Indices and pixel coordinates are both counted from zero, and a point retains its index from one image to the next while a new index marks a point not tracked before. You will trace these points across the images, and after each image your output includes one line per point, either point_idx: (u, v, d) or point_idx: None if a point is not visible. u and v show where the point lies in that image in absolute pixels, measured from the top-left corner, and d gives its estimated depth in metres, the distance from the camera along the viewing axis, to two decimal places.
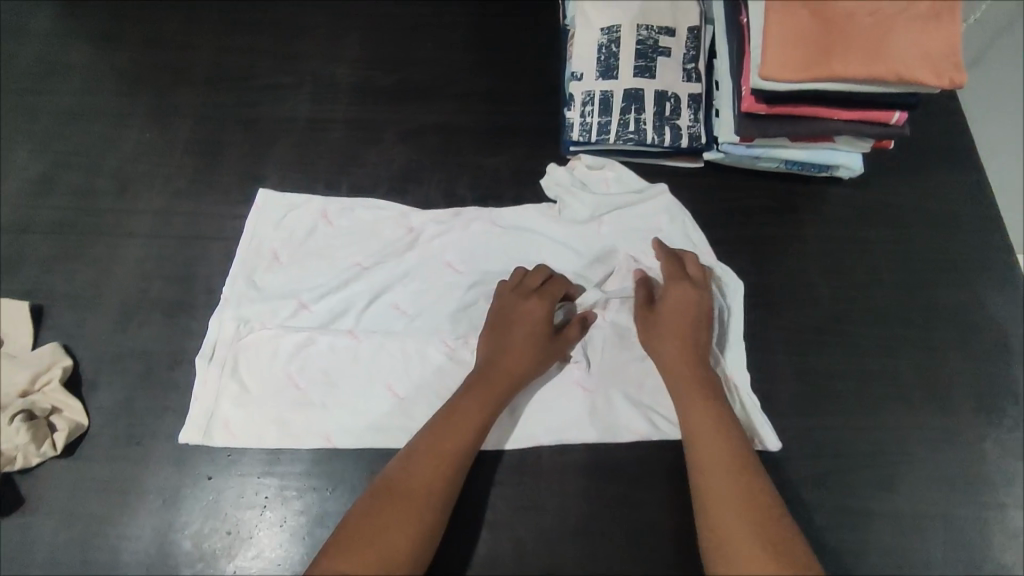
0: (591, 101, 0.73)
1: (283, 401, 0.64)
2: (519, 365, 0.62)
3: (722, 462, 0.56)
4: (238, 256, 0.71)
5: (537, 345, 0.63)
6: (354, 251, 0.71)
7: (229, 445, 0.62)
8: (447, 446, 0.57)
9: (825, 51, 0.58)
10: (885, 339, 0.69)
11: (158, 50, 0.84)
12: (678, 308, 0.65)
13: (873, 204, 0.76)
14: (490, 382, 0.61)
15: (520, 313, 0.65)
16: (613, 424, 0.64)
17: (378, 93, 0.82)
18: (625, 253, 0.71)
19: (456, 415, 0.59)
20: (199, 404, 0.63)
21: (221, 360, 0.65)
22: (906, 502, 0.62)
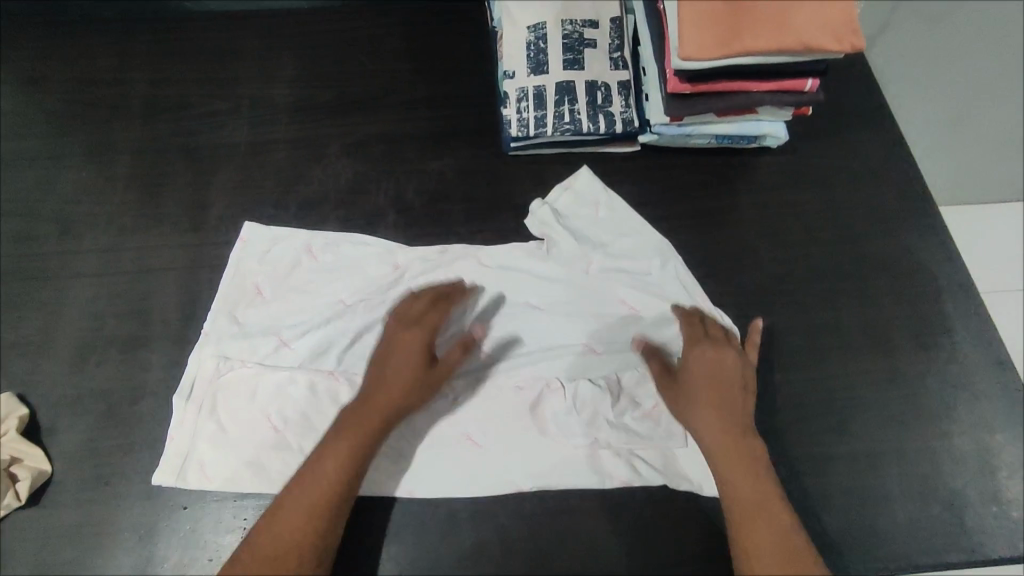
0: (526, 96, 0.75)
1: (261, 444, 0.63)
2: (393, 405, 0.59)
3: (751, 530, 0.55)
4: (220, 290, 0.70)
5: (404, 383, 0.60)
6: (338, 288, 0.71)
7: (205, 487, 0.61)
8: (316, 499, 0.56)
9: (735, 30, 0.62)
10: (827, 294, 0.73)
11: (89, 89, 0.83)
12: (711, 371, 0.62)
13: (802, 169, 0.80)
14: (358, 424, 0.59)
15: (400, 344, 0.61)
16: (599, 466, 0.65)
17: (318, 110, 0.83)
18: (613, 294, 0.72)
19: (321, 467, 0.57)
20: (175, 445, 0.62)
21: (200, 400, 0.64)
22: (863, 444, 0.66)
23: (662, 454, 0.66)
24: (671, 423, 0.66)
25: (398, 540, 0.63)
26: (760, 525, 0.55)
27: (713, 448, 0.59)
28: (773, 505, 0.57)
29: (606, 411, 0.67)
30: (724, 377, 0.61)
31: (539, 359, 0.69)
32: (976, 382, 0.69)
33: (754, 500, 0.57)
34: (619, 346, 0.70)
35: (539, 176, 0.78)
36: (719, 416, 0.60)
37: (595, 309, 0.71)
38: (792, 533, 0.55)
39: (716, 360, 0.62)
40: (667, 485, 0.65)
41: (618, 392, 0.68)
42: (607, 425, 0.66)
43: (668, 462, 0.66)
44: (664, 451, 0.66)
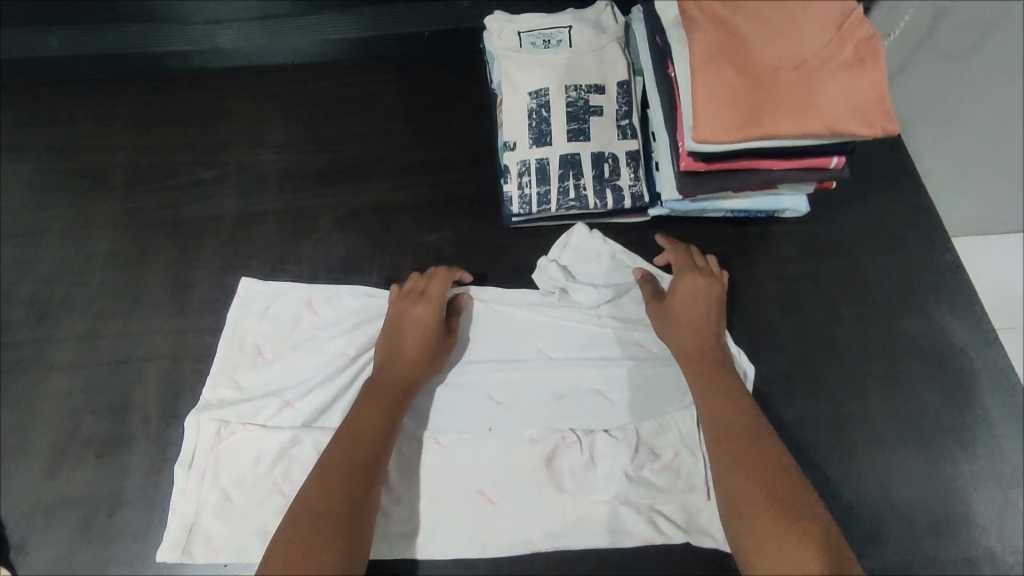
0: (528, 170, 0.70)
1: (266, 513, 0.59)
2: (415, 365, 0.61)
3: (735, 428, 0.55)
4: (219, 352, 0.66)
5: (426, 347, 0.62)
6: (342, 340, 0.66)
7: (210, 560, 0.58)
8: (356, 453, 0.54)
9: (755, 112, 0.57)
10: (855, 380, 0.68)
11: (69, 158, 0.79)
12: (692, 295, 0.64)
13: (824, 239, 0.75)
14: (384, 388, 0.59)
15: (414, 315, 0.63)
16: (617, 526, 0.60)
17: (310, 177, 0.78)
18: (628, 336, 0.67)
19: (353, 426, 0.56)
20: (178, 516, 0.59)
21: (201, 467, 0.60)
22: (895, 554, 0.61)
23: (684, 510, 0.61)
24: (692, 475, 0.61)
25: None
26: (742, 425, 0.55)
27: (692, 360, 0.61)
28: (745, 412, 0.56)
29: (624, 462, 0.61)
30: (703, 294, 0.64)
31: (551, 407, 0.64)
32: (1016, 477, 0.64)
33: (736, 408, 0.57)
34: (636, 391, 0.65)
35: (543, 251, 0.74)
36: (696, 328, 0.63)
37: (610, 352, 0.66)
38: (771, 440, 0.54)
39: (694, 277, 0.65)
40: (690, 543, 0.60)
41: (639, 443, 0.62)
42: (625, 479, 0.61)
43: (690, 518, 0.61)
44: (685, 505, 0.61)
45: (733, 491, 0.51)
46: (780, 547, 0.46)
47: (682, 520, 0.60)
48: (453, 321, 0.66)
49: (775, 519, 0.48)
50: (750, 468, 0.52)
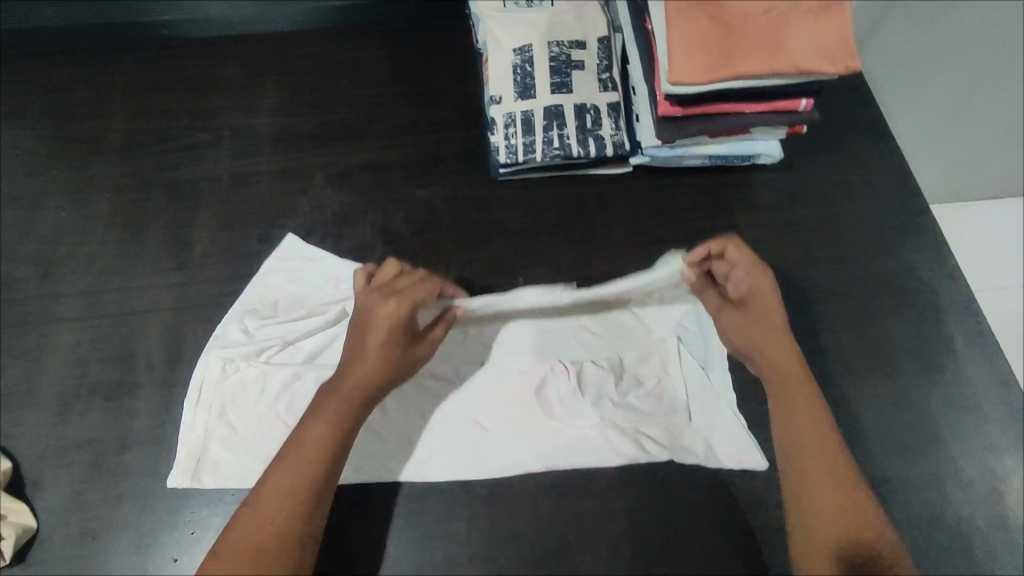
0: (513, 122, 0.73)
1: (272, 441, 0.63)
2: (377, 381, 0.55)
3: (821, 461, 0.54)
4: (240, 301, 0.70)
5: (388, 359, 0.56)
6: (346, 299, 0.69)
7: (220, 486, 0.61)
8: (301, 477, 0.52)
9: (726, 55, 0.60)
10: (827, 315, 0.72)
11: (66, 125, 0.81)
12: (763, 300, 0.60)
13: (797, 186, 0.78)
14: (339, 403, 0.54)
15: (377, 316, 0.56)
16: (603, 447, 0.64)
17: (301, 139, 0.80)
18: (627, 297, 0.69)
19: (297, 451, 0.53)
20: (188, 447, 0.62)
21: (208, 403, 0.64)
22: (867, 470, 0.64)
23: (668, 430, 0.65)
24: (673, 399, 0.66)
25: None
26: (827, 456, 0.54)
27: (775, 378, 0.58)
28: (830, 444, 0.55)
29: (610, 387, 0.66)
30: (773, 302, 0.60)
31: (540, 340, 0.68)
32: (982, 403, 0.68)
33: (822, 438, 0.55)
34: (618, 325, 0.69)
35: (529, 202, 0.77)
36: (778, 344, 0.59)
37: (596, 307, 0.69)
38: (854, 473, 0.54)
39: (764, 283, 0.60)
40: (676, 461, 0.63)
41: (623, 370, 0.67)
42: (610, 404, 0.66)
43: (674, 438, 0.64)
44: (669, 427, 0.65)
45: (812, 509, 0.53)
46: (831, 538, 0.51)
47: (664, 441, 0.64)
48: (429, 331, 0.59)
49: (834, 520, 0.52)
50: (838, 507, 0.52)
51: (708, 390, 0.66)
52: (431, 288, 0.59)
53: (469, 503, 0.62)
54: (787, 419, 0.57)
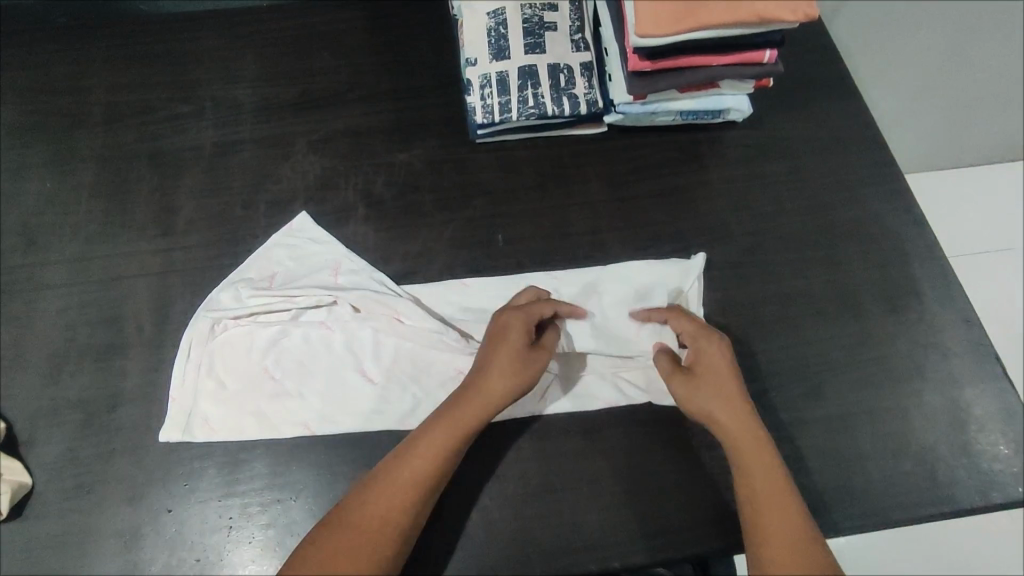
0: (489, 83, 0.75)
1: (261, 395, 0.65)
2: (503, 399, 0.59)
3: (775, 515, 0.56)
4: (241, 270, 0.71)
5: (518, 369, 0.60)
6: (340, 271, 0.72)
7: (211, 439, 0.63)
8: (417, 474, 0.56)
9: (690, 6, 0.62)
10: (797, 264, 0.74)
11: (47, 99, 0.81)
12: (714, 366, 0.62)
13: (767, 141, 0.81)
14: (469, 410, 0.58)
15: (511, 330, 0.62)
16: (582, 391, 0.66)
17: (282, 108, 0.81)
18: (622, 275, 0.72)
19: (406, 464, 0.56)
20: (179, 403, 0.64)
21: (198, 360, 0.66)
22: (835, 406, 0.67)
23: (645, 375, 0.67)
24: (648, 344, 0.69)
25: None
26: (781, 507, 0.56)
27: (727, 438, 0.60)
28: (789, 504, 0.56)
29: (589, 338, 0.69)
30: (725, 363, 0.62)
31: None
32: (944, 341, 0.71)
33: (776, 489, 0.57)
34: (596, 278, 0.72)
35: (507, 163, 0.78)
36: (733, 410, 0.60)
37: (585, 279, 0.72)
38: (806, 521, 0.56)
39: (715, 346, 0.63)
40: (652, 403, 0.66)
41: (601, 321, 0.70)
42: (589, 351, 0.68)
43: (651, 381, 0.67)
44: (646, 370, 0.68)
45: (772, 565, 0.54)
46: None
47: (639, 384, 0.67)
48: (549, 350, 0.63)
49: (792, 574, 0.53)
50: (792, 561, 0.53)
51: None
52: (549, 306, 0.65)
53: None
54: (744, 484, 0.58)
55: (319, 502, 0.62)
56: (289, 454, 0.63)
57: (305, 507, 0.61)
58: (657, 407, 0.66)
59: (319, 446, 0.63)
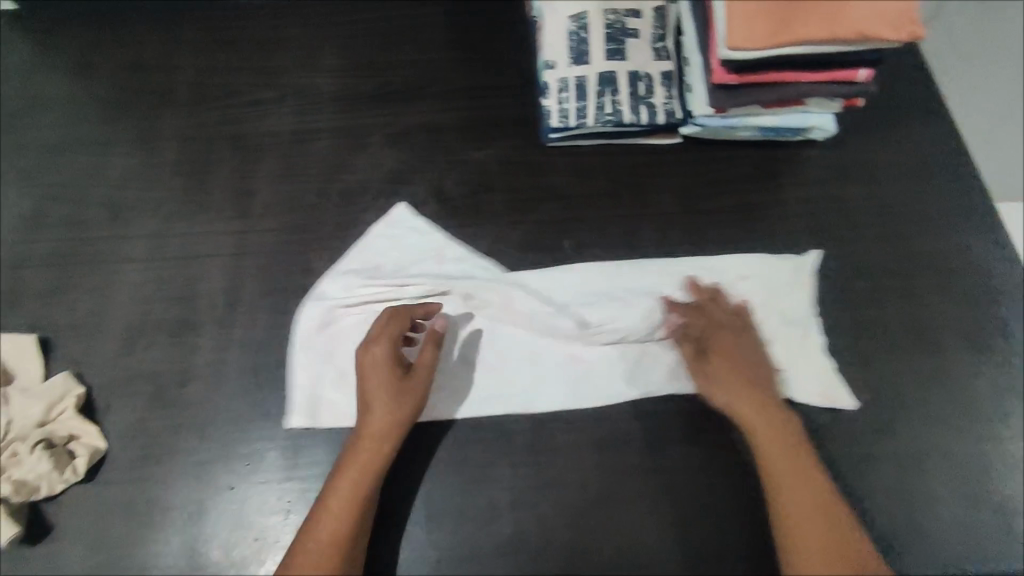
0: (567, 87, 0.74)
1: (327, 383, 0.66)
2: (394, 427, 0.60)
3: (806, 506, 0.57)
4: (349, 259, 0.72)
5: (394, 392, 0.61)
6: (448, 257, 0.73)
7: (336, 423, 0.64)
8: (343, 514, 0.57)
9: (786, 21, 0.61)
10: (875, 291, 0.71)
11: (136, 77, 0.84)
12: (730, 352, 0.64)
13: (850, 162, 0.78)
14: (364, 450, 0.60)
15: (370, 363, 0.62)
16: (642, 406, 0.66)
17: (360, 100, 0.82)
18: (733, 269, 0.71)
19: (327, 516, 0.57)
20: (298, 388, 0.65)
21: (316, 346, 0.67)
22: (908, 444, 0.64)
23: None
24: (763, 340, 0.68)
25: (437, 527, 0.62)
26: (811, 497, 0.57)
27: (760, 436, 0.61)
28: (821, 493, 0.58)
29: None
30: (740, 356, 0.64)
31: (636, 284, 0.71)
32: None
33: (805, 482, 0.58)
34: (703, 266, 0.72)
35: (578, 168, 0.78)
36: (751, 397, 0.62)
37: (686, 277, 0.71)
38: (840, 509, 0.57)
39: (730, 337, 0.65)
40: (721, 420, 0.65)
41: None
42: None
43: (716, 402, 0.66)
44: None
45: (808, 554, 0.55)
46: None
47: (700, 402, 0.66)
48: (421, 360, 0.62)
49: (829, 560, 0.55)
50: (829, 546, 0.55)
51: (797, 333, 0.68)
52: (404, 322, 0.64)
53: (513, 453, 0.64)
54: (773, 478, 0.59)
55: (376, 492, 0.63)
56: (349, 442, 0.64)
57: None
58: (717, 428, 0.65)
59: None
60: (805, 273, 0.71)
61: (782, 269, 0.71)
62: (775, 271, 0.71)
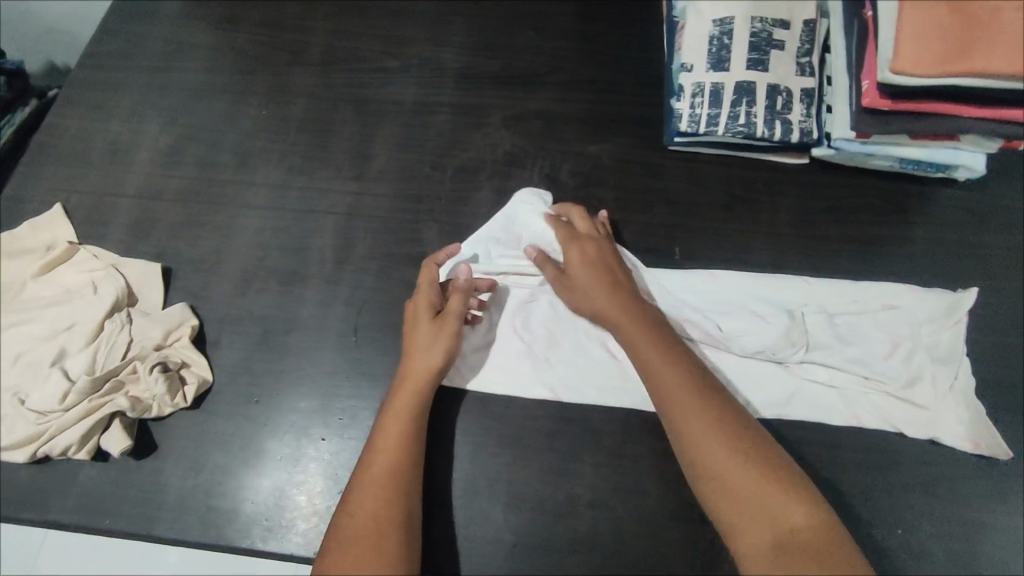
0: (701, 92, 0.72)
1: None
2: (429, 371, 0.61)
3: (682, 390, 0.56)
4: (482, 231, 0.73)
5: (430, 336, 0.62)
6: None
7: (457, 385, 0.66)
8: (391, 462, 0.57)
9: (963, 48, 0.58)
10: (998, 349, 0.68)
11: (275, 33, 0.87)
12: (593, 282, 0.64)
13: (990, 208, 0.73)
14: (404, 396, 0.60)
15: (415, 313, 0.64)
16: None
17: (483, 80, 0.83)
18: (875, 296, 0.68)
19: (374, 464, 0.57)
20: None
21: None
22: (1018, 516, 0.61)
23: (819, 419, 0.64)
24: (903, 373, 0.64)
25: (515, 512, 0.61)
26: (703, 420, 0.54)
27: (648, 370, 0.58)
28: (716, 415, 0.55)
29: (834, 351, 0.65)
30: (601, 260, 0.65)
31: (774, 295, 0.69)
32: None
33: (702, 401, 0.55)
34: (848, 291, 0.69)
35: (697, 176, 0.76)
36: (629, 323, 0.61)
37: (821, 298, 0.68)
38: (728, 403, 0.56)
39: (580, 247, 0.66)
40: (827, 454, 0.63)
41: (844, 334, 0.66)
42: (831, 367, 0.65)
43: (816, 432, 0.64)
44: (889, 396, 0.64)
45: (727, 490, 0.51)
46: (754, 508, 0.50)
47: (798, 434, 0.64)
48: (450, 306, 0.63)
49: (752, 491, 0.51)
50: (747, 474, 0.51)
51: (946, 373, 0.64)
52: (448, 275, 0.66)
53: (599, 451, 0.63)
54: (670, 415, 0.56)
55: (460, 466, 0.63)
56: (440, 415, 0.65)
57: (448, 468, 0.63)
58: (810, 463, 0.63)
59: (469, 412, 0.65)
60: (955, 310, 0.66)
61: (930, 300, 0.67)
62: (922, 304, 0.67)
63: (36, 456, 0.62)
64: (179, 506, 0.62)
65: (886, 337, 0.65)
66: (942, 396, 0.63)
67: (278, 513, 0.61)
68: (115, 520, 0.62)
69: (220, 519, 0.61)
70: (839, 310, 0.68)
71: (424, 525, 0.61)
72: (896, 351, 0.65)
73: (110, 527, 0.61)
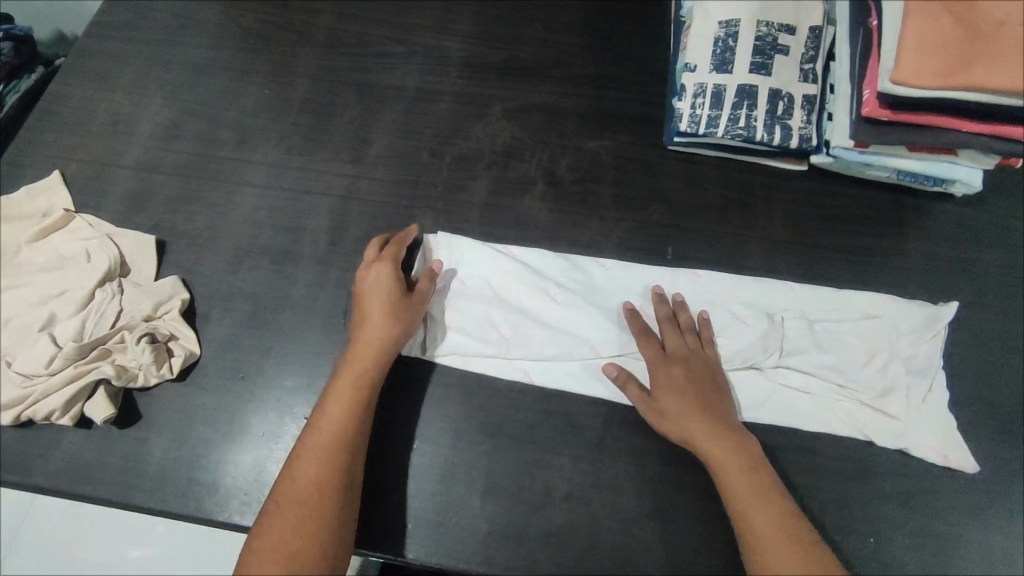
0: (703, 92, 0.72)
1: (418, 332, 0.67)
2: (382, 344, 0.62)
3: (752, 490, 0.56)
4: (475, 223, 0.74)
5: (388, 310, 0.63)
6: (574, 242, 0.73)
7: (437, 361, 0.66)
8: (336, 431, 0.58)
9: (964, 60, 0.57)
10: (984, 366, 0.68)
11: (282, 13, 0.86)
12: (682, 379, 0.62)
13: (985, 225, 0.73)
14: (355, 367, 0.61)
15: (370, 283, 0.65)
16: None
17: (487, 70, 0.83)
18: (861, 306, 0.69)
19: (321, 430, 0.58)
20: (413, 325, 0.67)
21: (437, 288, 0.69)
22: (992, 532, 0.61)
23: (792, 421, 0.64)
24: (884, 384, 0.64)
25: (492, 500, 0.62)
26: (773, 523, 0.55)
27: (719, 465, 0.58)
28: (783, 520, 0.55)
29: (811, 356, 0.65)
30: (700, 380, 0.62)
31: (761, 300, 0.69)
32: None
33: (770, 503, 0.56)
34: (830, 298, 0.69)
35: (694, 177, 0.76)
36: (704, 426, 0.60)
37: (805, 306, 0.69)
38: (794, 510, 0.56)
39: (683, 363, 0.63)
40: (804, 460, 0.63)
41: (823, 341, 0.66)
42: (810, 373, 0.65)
43: (795, 434, 0.64)
44: (866, 405, 0.65)
45: None
46: None
47: (778, 439, 0.64)
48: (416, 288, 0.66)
49: None
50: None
51: (921, 386, 0.65)
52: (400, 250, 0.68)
53: (579, 445, 0.64)
54: (739, 512, 0.56)
55: (440, 452, 0.63)
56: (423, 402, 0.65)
57: (428, 454, 0.63)
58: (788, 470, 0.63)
59: (453, 399, 0.65)
60: (935, 324, 0.67)
61: (913, 314, 0.68)
62: (906, 319, 0.68)
63: (20, 419, 0.63)
64: (159, 477, 0.62)
65: (865, 347, 0.66)
66: (918, 408, 0.64)
67: (256, 489, 0.62)
68: (95, 486, 0.62)
69: (199, 491, 0.62)
70: (820, 317, 0.68)
71: (401, 509, 0.61)
72: (874, 361, 0.65)
73: (90, 493, 0.62)
